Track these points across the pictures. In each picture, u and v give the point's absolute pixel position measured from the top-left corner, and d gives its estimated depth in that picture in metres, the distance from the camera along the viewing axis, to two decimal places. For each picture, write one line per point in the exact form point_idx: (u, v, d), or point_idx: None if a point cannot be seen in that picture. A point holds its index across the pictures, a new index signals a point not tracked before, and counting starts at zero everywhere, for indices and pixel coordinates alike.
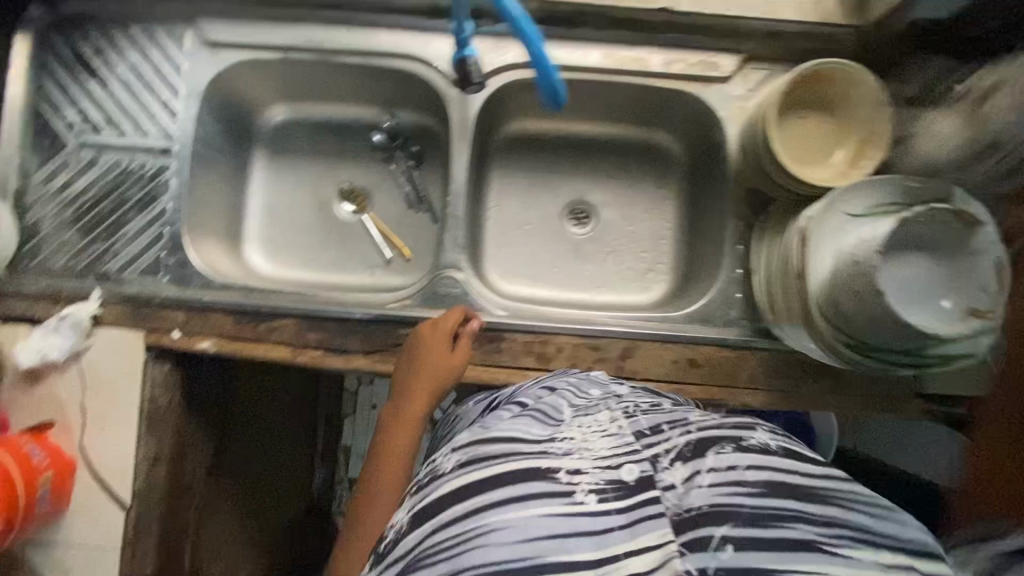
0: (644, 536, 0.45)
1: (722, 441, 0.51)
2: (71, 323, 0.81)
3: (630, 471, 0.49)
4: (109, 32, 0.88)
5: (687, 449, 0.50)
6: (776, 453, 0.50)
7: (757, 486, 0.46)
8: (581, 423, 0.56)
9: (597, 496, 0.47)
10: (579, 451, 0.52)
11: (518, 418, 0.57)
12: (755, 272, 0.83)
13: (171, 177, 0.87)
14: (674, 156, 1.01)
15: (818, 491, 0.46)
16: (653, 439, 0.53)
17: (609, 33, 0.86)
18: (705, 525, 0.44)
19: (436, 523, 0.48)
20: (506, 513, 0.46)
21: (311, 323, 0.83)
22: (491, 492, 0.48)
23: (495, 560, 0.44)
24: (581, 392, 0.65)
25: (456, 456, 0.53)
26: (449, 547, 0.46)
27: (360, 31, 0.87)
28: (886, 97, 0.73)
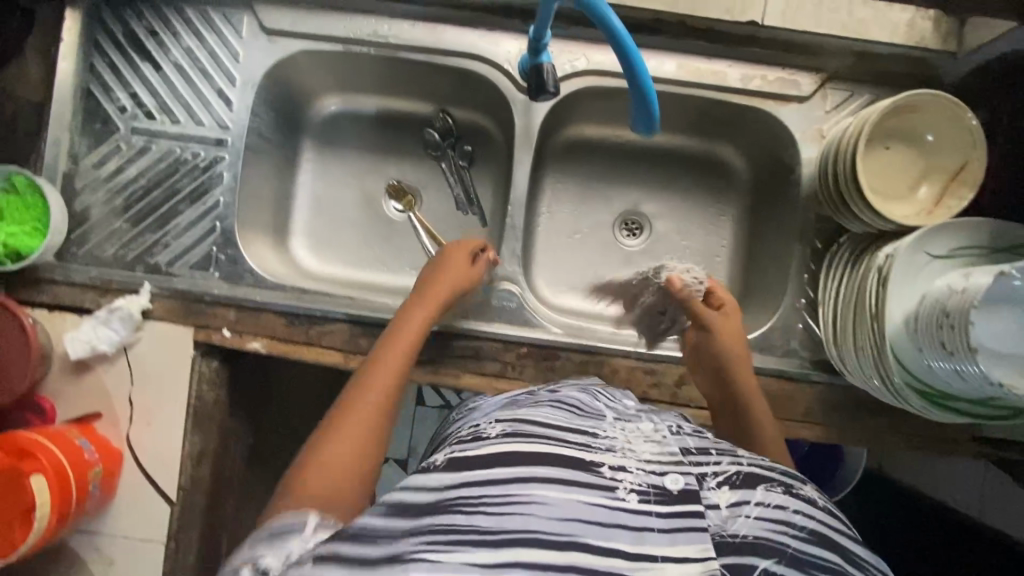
0: (685, 546, 0.45)
1: (773, 481, 0.52)
2: (122, 315, 0.80)
3: (675, 481, 0.49)
4: (163, 12, 0.84)
5: (737, 478, 0.52)
6: (822, 508, 0.51)
7: (803, 531, 0.48)
8: (623, 425, 0.56)
9: (638, 496, 0.47)
10: (621, 449, 0.51)
11: (551, 410, 0.56)
12: (822, 305, 0.81)
13: (225, 170, 0.84)
14: (736, 172, 0.97)
15: (850, 552, 0.48)
16: (699, 456, 0.53)
17: (686, 43, 0.82)
18: (750, 555, 0.45)
19: (473, 474, 0.44)
20: (552, 490, 0.44)
21: (363, 328, 0.82)
22: (538, 466, 0.46)
23: (532, 529, 0.42)
24: (616, 402, 0.65)
25: (500, 426, 0.51)
26: (488, 502, 0.43)
27: (426, 26, 0.83)
28: (982, 137, 0.69)
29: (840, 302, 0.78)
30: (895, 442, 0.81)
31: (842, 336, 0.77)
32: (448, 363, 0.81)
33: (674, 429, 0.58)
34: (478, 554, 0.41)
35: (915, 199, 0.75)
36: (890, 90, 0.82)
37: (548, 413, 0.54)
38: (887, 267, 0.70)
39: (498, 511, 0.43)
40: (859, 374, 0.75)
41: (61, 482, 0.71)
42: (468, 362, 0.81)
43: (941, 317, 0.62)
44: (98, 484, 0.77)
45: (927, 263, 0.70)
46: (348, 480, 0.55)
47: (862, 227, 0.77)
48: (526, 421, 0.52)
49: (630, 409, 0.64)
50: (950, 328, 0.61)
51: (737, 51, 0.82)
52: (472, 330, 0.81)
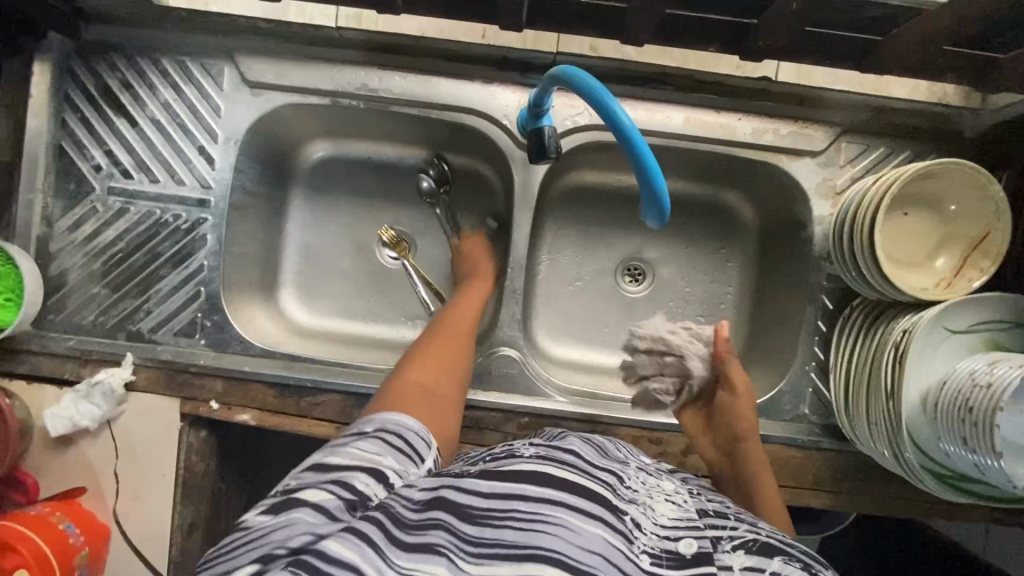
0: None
1: (791, 555, 0.48)
2: (103, 390, 0.76)
3: (689, 544, 0.48)
4: (139, 64, 0.79)
5: (753, 544, 0.49)
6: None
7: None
8: (645, 480, 0.56)
9: (651, 558, 0.45)
10: (642, 504, 0.50)
11: (584, 448, 0.56)
12: (831, 372, 0.78)
13: (209, 231, 0.80)
14: (742, 219, 0.93)
15: None
16: (716, 520, 0.52)
17: (694, 95, 0.78)
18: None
19: (509, 484, 0.44)
20: (581, 517, 0.43)
21: (357, 398, 0.79)
22: (570, 492, 0.45)
23: (553, 550, 0.40)
24: (635, 452, 0.65)
25: (535, 450, 0.52)
26: (516, 514, 0.42)
27: (418, 79, 0.79)
28: (1006, 208, 0.66)
29: (852, 373, 0.75)
30: (907, 509, 0.79)
31: (854, 411, 0.75)
32: None
33: (694, 494, 0.58)
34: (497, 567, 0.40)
35: (931, 268, 0.72)
36: (908, 145, 0.78)
37: (583, 450, 0.55)
38: (903, 346, 0.67)
39: (525, 525, 0.42)
40: (868, 444, 0.73)
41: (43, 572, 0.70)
42: (468, 433, 0.78)
43: (959, 397, 0.60)
44: (85, 567, 0.75)
45: (945, 338, 0.68)
46: (439, 406, 0.63)
47: (877, 296, 0.74)
48: (561, 451, 0.52)
49: (653, 466, 0.63)
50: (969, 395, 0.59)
51: (747, 103, 0.78)
52: (470, 399, 0.78)
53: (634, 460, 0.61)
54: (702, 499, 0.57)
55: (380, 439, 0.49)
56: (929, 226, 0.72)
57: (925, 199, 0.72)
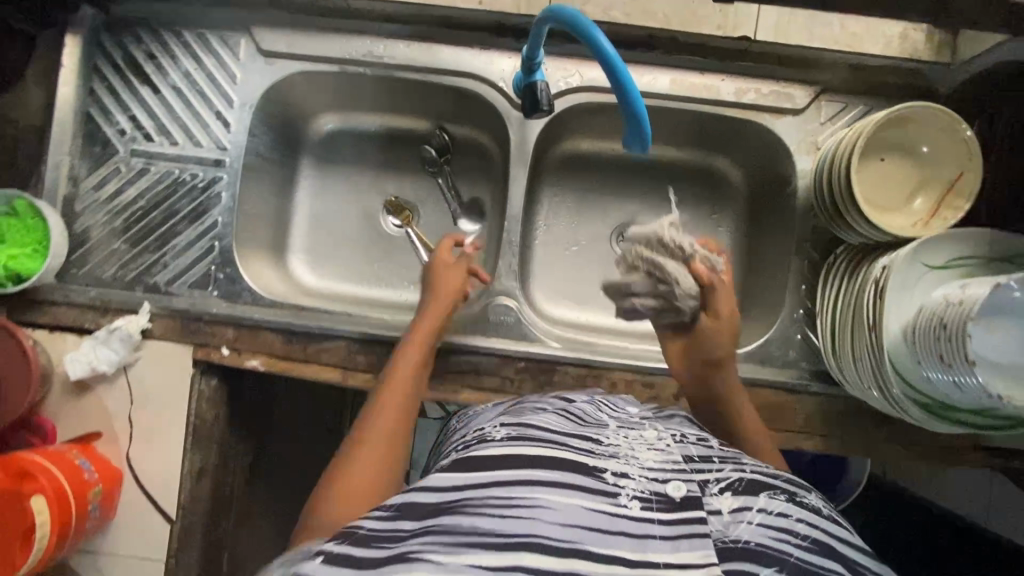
0: (687, 553, 0.44)
1: (776, 489, 0.51)
2: (120, 336, 0.80)
3: (677, 488, 0.49)
4: (162, 36, 0.85)
5: (739, 484, 0.51)
6: (827, 517, 0.50)
7: (805, 541, 0.47)
8: (626, 433, 0.58)
9: (641, 503, 0.47)
10: (625, 456, 0.52)
11: (556, 419, 0.58)
12: (818, 315, 0.81)
13: (223, 190, 0.85)
14: (731, 182, 0.97)
15: (858, 564, 0.47)
16: (702, 464, 0.54)
17: (679, 57, 0.83)
18: (753, 562, 0.44)
19: (482, 476, 0.47)
20: (555, 493, 0.46)
21: (361, 345, 0.82)
22: (540, 470, 0.48)
23: (537, 533, 0.43)
24: (619, 408, 0.67)
25: (505, 431, 0.54)
26: (491, 504, 0.44)
27: (420, 46, 0.84)
28: (977, 149, 0.69)
29: (837, 314, 0.77)
30: (895, 452, 0.81)
31: (840, 350, 0.77)
32: (446, 377, 0.81)
33: (678, 436, 0.59)
34: (481, 555, 0.41)
35: (909, 210, 0.75)
36: (885, 102, 0.82)
37: (552, 421, 0.57)
38: (883, 281, 0.70)
39: (502, 511, 0.44)
40: (856, 384, 0.75)
41: (62, 501, 0.71)
42: (467, 377, 0.81)
43: (940, 329, 0.61)
44: (98, 505, 0.77)
45: (923, 274, 0.70)
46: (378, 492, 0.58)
47: (859, 237, 0.77)
48: (530, 428, 0.55)
49: (635, 416, 0.65)
50: (955, 334, 0.59)
51: (730, 64, 0.83)
52: (470, 344, 0.82)
53: (614, 417, 0.63)
54: (687, 442, 0.58)
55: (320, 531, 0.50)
56: (906, 172, 0.75)
57: (900, 145, 0.75)
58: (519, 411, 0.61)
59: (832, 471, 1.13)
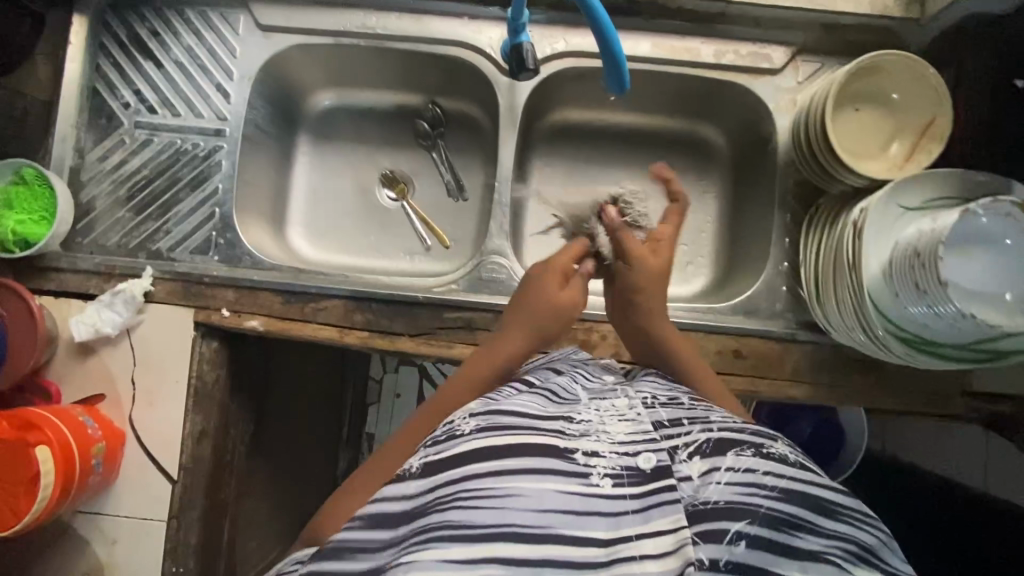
0: (658, 521, 0.48)
1: (744, 444, 0.52)
2: (124, 297, 0.83)
3: (647, 459, 0.51)
4: (165, 14, 0.89)
5: (707, 445, 0.52)
6: (794, 464, 0.51)
7: (774, 491, 0.49)
8: (599, 404, 0.57)
9: (612, 480, 0.49)
10: (596, 432, 0.53)
11: (526, 397, 0.56)
12: (802, 266, 0.82)
13: (223, 158, 0.88)
14: (716, 148, 1.00)
15: (828, 506, 0.49)
16: (671, 429, 0.54)
17: (660, 22, 0.87)
18: (723, 521, 0.47)
19: (453, 474, 0.48)
20: (526, 481, 0.47)
21: (358, 304, 0.84)
22: (510, 460, 0.48)
23: (511, 521, 0.46)
24: (594, 376, 0.67)
25: (475, 421, 0.52)
26: (464, 500, 0.47)
27: (411, 18, 0.88)
28: (946, 89, 0.72)
29: (820, 260, 0.79)
30: (884, 400, 0.82)
31: (824, 294, 0.78)
32: (441, 334, 0.83)
33: (649, 400, 0.59)
34: (455, 550, 0.45)
35: (886, 156, 0.78)
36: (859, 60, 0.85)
37: (523, 401, 0.55)
38: (861, 223, 0.72)
39: (471, 506, 0.46)
40: (840, 329, 0.77)
41: (66, 455, 0.73)
42: (460, 333, 0.83)
43: (915, 261, 0.63)
44: (101, 462, 0.79)
45: (901, 215, 0.72)
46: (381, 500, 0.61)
47: (841, 188, 0.79)
48: (501, 412, 0.53)
49: (607, 382, 0.65)
50: (931, 269, 0.61)
51: (709, 28, 0.86)
52: (463, 300, 0.84)
53: (585, 386, 0.63)
54: (657, 406, 0.58)
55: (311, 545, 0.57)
56: (880, 119, 0.78)
57: (872, 94, 0.78)
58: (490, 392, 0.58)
59: (832, 445, 1.15)
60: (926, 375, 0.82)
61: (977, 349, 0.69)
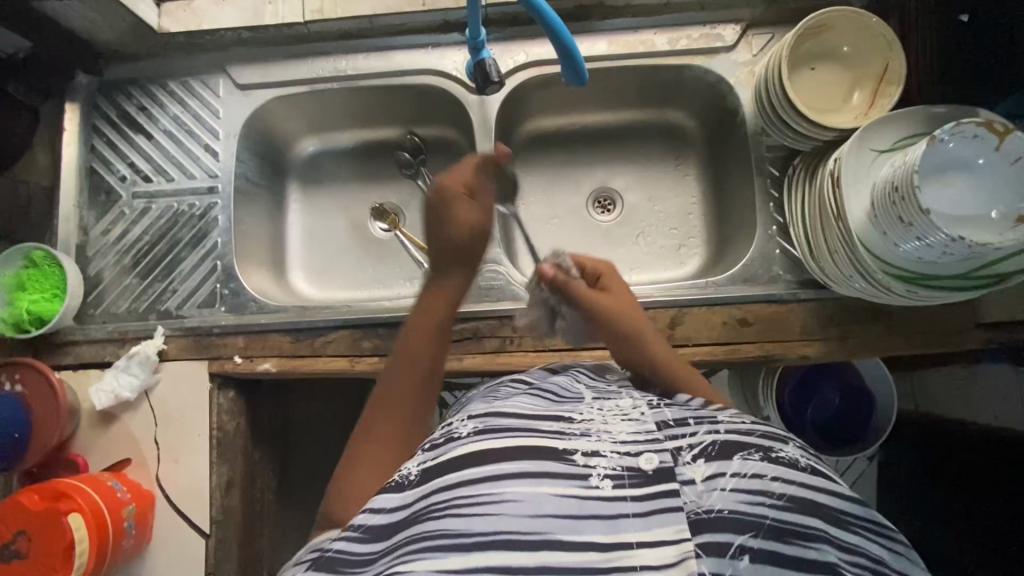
0: (660, 529, 0.46)
1: (751, 447, 0.51)
2: (139, 360, 0.85)
3: (649, 460, 0.50)
4: (150, 89, 0.95)
5: (712, 448, 0.51)
6: (804, 469, 0.50)
7: (781, 499, 0.48)
8: (601, 405, 0.58)
9: (613, 481, 0.48)
10: (596, 432, 0.53)
11: (528, 399, 0.60)
12: (790, 224, 0.83)
13: (219, 213, 0.92)
14: (689, 132, 1.03)
15: (840, 516, 0.48)
16: (676, 428, 0.53)
17: (612, 21, 0.91)
18: (727, 532, 0.46)
19: (447, 480, 0.50)
20: (522, 486, 0.47)
21: (365, 332, 0.86)
22: (503, 464, 0.49)
23: (505, 528, 0.45)
24: (598, 377, 0.68)
25: (472, 424, 0.56)
26: (461, 505, 0.47)
27: (378, 55, 0.93)
28: (895, 37, 0.75)
29: (808, 214, 0.80)
30: (898, 345, 0.82)
31: (819, 255, 0.78)
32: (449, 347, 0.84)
33: (654, 402, 0.58)
34: (450, 558, 0.45)
35: (850, 107, 0.80)
36: None
37: (525, 404, 0.58)
38: (837, 171, 0.73)
39: (467, 513, 0.46)
40: (840, 281, 0.77)
41: (99, 523, 0.74)
42: (469, 344, 0.84)
43: (897, 196, 0.64)
44: (132, 524, 0.80)
45: (874, 159, 0.73)
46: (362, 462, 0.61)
47: (814, 144, 0.80)
48: (497, 415, 0.56)
49: (610, 386, 0.66)
50: (910, 203, 0.62)
51: (658, 19, 0.90)
52: (465, 312, 0.85)
53: (590, 387, 0.64)
54: (662, 405, 0.58)
55: (298, 559, 0.56)
56: (836, 73, 0.81)
57: (825, 51, 0.81)
58: (496, 395, 0.63)
59: (863, 409, 1.13)
60: (935, 314, 0.82)
61: (971, 276, 0.70)
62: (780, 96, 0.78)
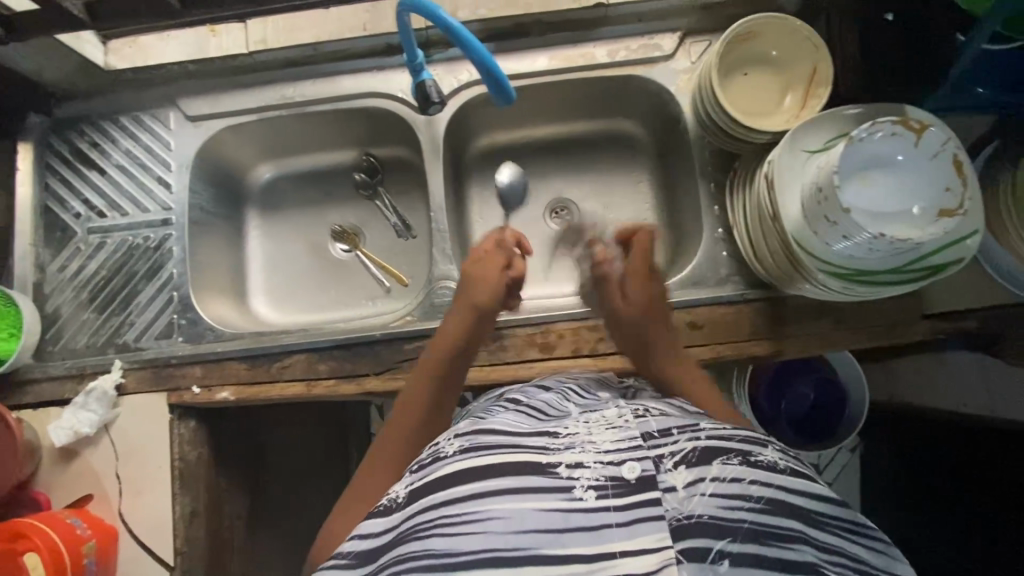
0: (644, 537, 0.47)
1: (731, 452, 0.52)
2: (97, 395, 0.86)
3: (632, 468, 0.50)
4: (101, 125, 0.96)
5: (693, 454, 0.51)
6: (783, 471, 0.51)
7: (759, 502, 0.49)
8: (588, 418, 0.58)
9: (596, 492, 0.49)
10: (580, 444, 0.53)
11: (517, 418, 0.60)
12: (735, 227, 0.84)
13: (173, 245, 0.93)
14: (639, 139, 1.04)
15: (819, 516, 0.50)
16: (660, 438, 0.53)
17: (551, 37, 0.93)
18: (705, 537, 0.47)
19: (433, 500, 0.51)
20: (505, 502, 0.48)
21: (320, 355, 0.86)
22: (491, 481, 0.50)
23: (490, 545, 0.47)
24: (589, 396, 0.70)
25: (459, 443, 0.55)
26: (446, 524, 0.49)
27: (324, 81, 0.94)
28: (820, 40, 0.77)
29: (748, 219, 0.81)
30: (847, 340, 0.83)
31: (760, 254, 0.79)
32: (405, 366, 0.85)
33: (639, 410, 0.58)
34: None
35: (783, 110, 0.82)
36: None
37: (513, 421, 0.58)
38: (772, 173, 0.74)
39: (451, 532, 0.48)
40: (783, 279, 0.78)
41: (57, 561, 0.74)
42: None
43: (822, 197, 0.65)
44: (94, 561, 0.80)
45: (807, 159, 0.74)
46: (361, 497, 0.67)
47: (749, 148, 0.81)
48: (484, 432, 0.56)
49: (600, 402, 0.66)
50: (833, 201, 0.63)
51: (597, 32, 0.92)
52: (420, 330, 0.85)
53: (579, 402, 0.65)
54: (647, 414, 0.57)
55: None
56: (767, 78, 0.83)
57: (756, 57, 0.83)
58: (483, 414, 0.64)
59: (837, 403, 1.14)
60: (884, 306, 0.83)
61: (908, 269, 0.71)
62: (710, 98, 0.80)
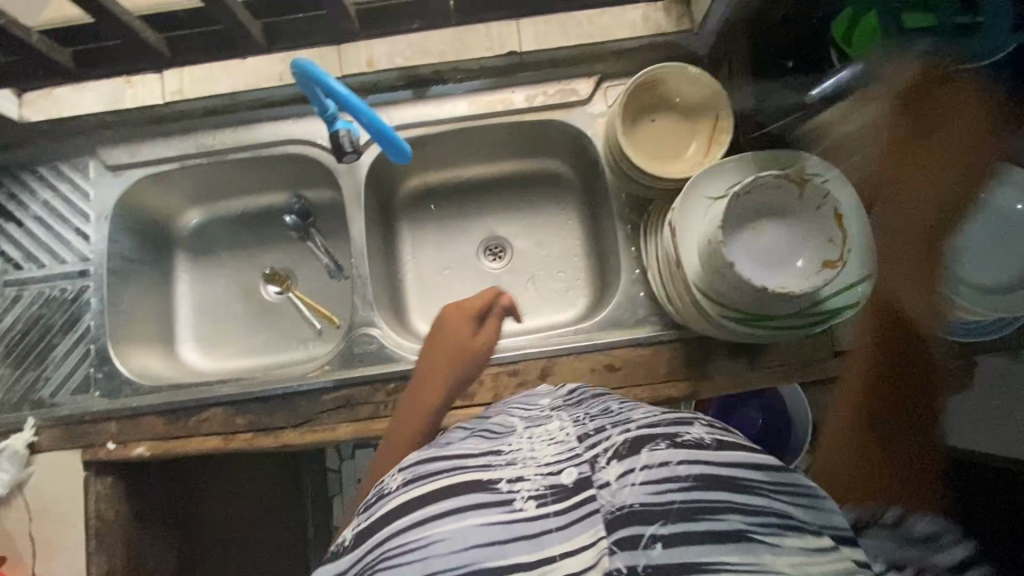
0: (581, 536, 0.41)
1: (658, 437, 0.45)
2: (8, 455, 0.84)
3: (570, 473, 0.44)
4: (20, 176, 0.95)
5: (622, 446, 0.45)
6: (711, 446, 0.44)
7: (688, 480, 0.41)
8: (530, 431, 0.52)
9: (535, 501, 0.44)
10: (522, 459, 0.48)
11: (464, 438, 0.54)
12: (648, 271, 0.85)
13: (91, 296, 0.92)
14: (566, 177, 1.05)
15: (750, 482, 0.43)
16: (596, 435, 0.48)
17: (468, 83, 0.94)
18: (637, 524, 0.40)
19: (380, 537, 0.46)
20: (445, 523, 0.43)
21: (237, 407, 0.86)
22: (436, 505, 0.45)
23: (433, 570, 0.42)
24: (531, 407, 0.63)
25: (401, 476, 0.51)
26: (389, 561, 0.44)
27: (243, 129, 0.94)
28: (718, 89, 0.79)
29: (658, 263, 0.82)
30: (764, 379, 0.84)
31: (670, 295, 0.80)
32: (325, 417, 0.84)
33: (582, 418, 0.53)
34: None
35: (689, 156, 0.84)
36: None
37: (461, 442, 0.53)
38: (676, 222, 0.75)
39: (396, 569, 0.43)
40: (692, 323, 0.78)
41: None
42: (343, 412, 0.85)
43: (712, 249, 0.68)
44: None
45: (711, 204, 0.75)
46: None
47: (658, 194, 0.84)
48: (428, 458, 0.51)
49: (543, 409, 0.60)
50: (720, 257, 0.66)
51: (513, 78, 0.93)
52: (339, 380, 0.85)
53: (522, 416, 0.59)
54: (588, 419, 0.52)
55: None
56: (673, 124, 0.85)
57: (662, 101, 0.85)
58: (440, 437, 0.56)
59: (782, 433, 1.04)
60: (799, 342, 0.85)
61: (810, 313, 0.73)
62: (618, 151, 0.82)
